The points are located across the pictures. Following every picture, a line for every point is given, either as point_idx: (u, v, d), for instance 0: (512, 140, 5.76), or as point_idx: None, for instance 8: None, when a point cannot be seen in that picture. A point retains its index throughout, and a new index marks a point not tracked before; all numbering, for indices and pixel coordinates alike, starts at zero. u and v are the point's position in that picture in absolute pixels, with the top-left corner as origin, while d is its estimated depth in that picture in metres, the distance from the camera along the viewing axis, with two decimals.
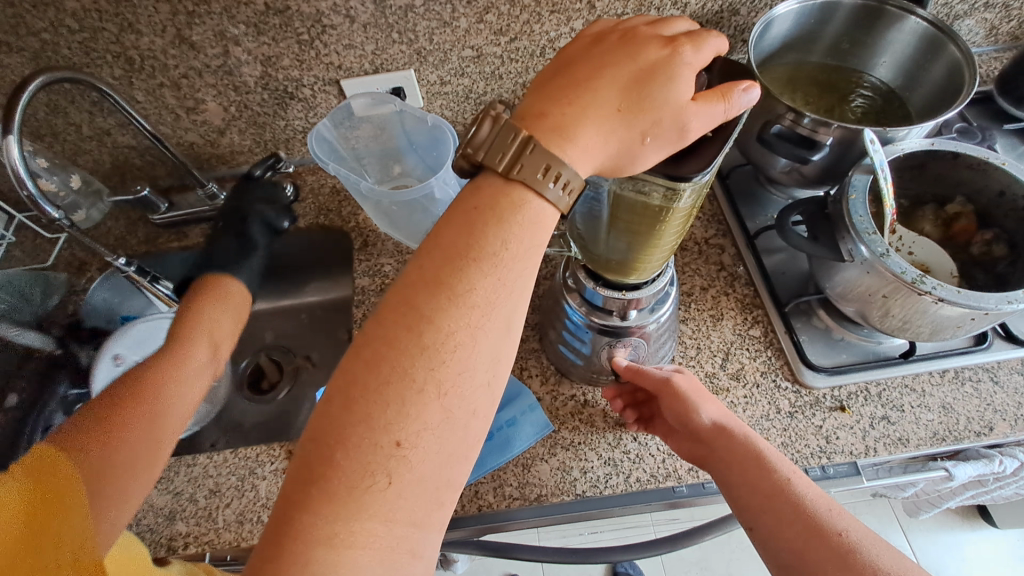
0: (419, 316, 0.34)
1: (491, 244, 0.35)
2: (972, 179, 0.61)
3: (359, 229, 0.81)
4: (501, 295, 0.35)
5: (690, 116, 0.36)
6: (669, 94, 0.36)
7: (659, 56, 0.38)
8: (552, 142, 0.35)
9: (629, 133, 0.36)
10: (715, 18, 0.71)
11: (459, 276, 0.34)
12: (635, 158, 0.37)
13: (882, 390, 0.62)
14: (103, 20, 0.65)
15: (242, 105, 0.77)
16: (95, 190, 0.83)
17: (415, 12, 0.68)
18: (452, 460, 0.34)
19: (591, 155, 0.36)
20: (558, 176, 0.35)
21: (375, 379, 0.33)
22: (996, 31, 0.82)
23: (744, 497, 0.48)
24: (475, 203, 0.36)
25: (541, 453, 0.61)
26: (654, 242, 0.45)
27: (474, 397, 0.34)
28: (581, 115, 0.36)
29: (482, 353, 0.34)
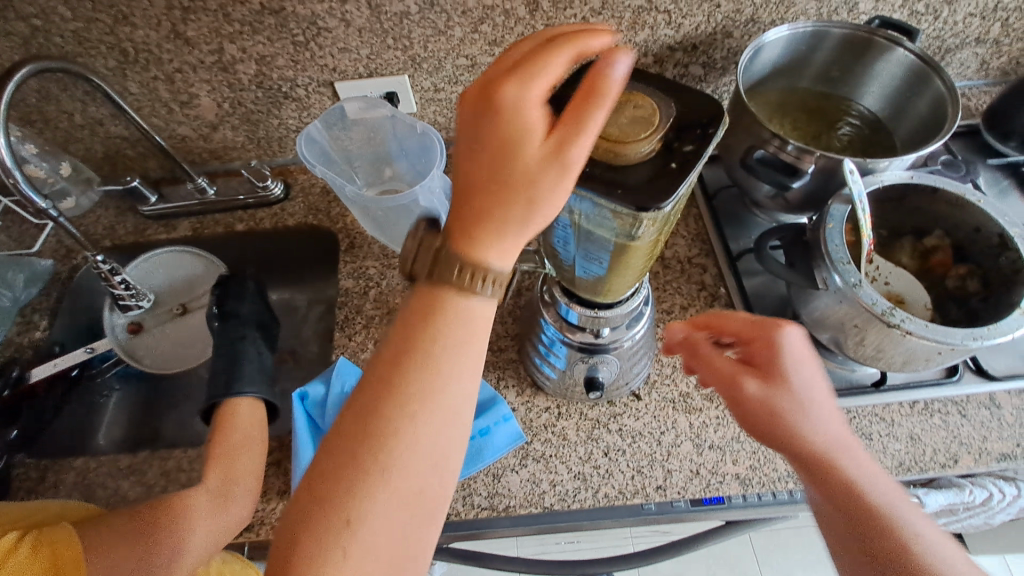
0: (369, 408, 0.35)
1: (432, 337, 0.36)
2: (949, 214, 0.62)
3: (347, 230, 0.81)
4: (448, 382, 0.36)
5: (569, 154, 0.33)
6: (540, 142, 0.33)
7: (527, 85, 0.33)
8: (462, 245, 0.35)
9: (520, 199, 0.34)
10: (709, 38, 0.75)
11: (404, 368, 0.35)
12: (542, 218, 0.35)
13: (852, 418, 0.62)
14: (97, 11, 0.66)
15: (236, 101, 0.78)
16: (86, 178, 0.85)
17: (410, 19, 0.69)
18: (424, 525, 0.35)
19: (506, 238, 0.35)
20: (482, 275, 0.35)
21: (339, 466, 0.34)
22: (987, 66, 0.83)
23: (828, 486, 0.45)
24: (417, 300, 0.37)
25: (512, 463, 0.61)
26: (625, 263, 0.44)
27: (428, 475, 0.35)
28: (473, 211, 0.34)
29: (431, 437, 0.35)
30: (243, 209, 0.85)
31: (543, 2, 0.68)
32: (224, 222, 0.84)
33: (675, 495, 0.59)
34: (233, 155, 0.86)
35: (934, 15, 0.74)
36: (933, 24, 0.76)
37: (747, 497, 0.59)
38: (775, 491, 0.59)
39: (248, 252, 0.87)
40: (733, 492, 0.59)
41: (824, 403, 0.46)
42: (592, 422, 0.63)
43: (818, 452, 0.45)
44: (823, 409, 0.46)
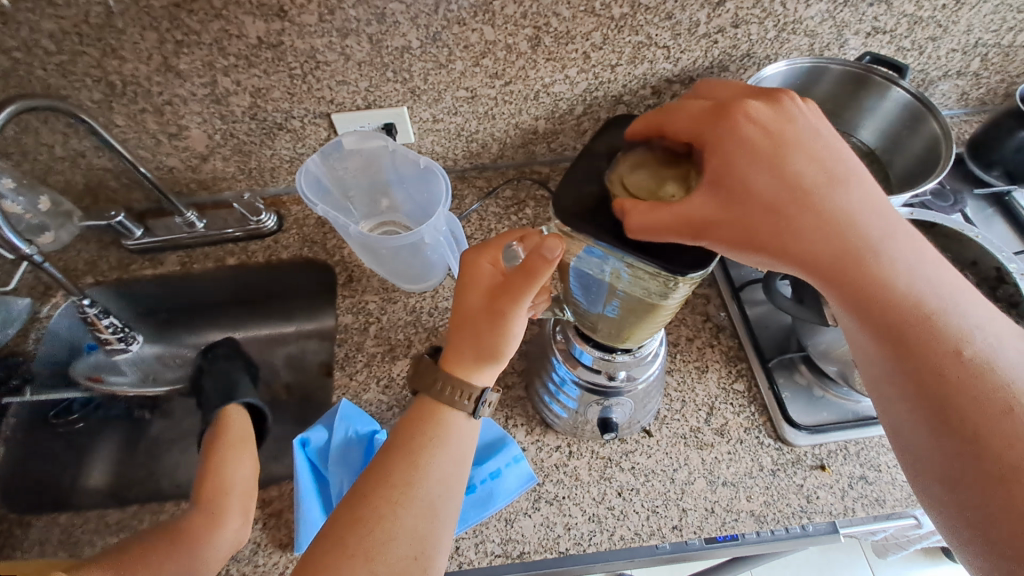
0: (392, 448, 0.50)
1: (439, 406, 0.51)
2: (947, 247, 0.64)
3: (345, 263, 0.79)
4: (448, 442, 0.50)
5: (520, 308, 0.47)
6: (507, 305, 0.47)
7: (479, 260, 0.49)
8: (453, 360, 0.51)
9: (485, 340, 0.49)
10: (705, 72, 0.75)
11: (417, 427, 0.50)
12: (501, 348, 0.50)
13: (860, 449, 0.63)
14: (83, 44, 0.63)
15: (228, 133, 0.75)
16: (65, 211, 0.80)
17: (411, 53, 0.68)
18: (432, 540, 0.47)
19: (474, 362, 0.50)
20: (470, 394, 0.51)
21: (375, 495, 0.47)
22: (966, 96, 0.87)
23: (844, 251, 0.40)
24: (420, 407, 0.52)
25: (525, 507, 0.60)
26: (649, 319, 0.46)
27: (435, 503, 0.48)
28: (461, 342, 0.50)
29: (434, 476, 0.49)
30: (234, 243, 0.82)
31: (545, 37, 0.68)
32: (214, 255, 0.81)
33: (690, 534, 0.59)
34: (222, 186, 0.83)
35: (919, 50, 0.77)
36: (918, 58, 0.78)
37: (761, 533, 0.59)
38: (788, 526, 0.59)
39: (238, 286, 0.84)
40: (748, 529, 0.59)
41: (806, 142, 0.42)
42: (604, 461, 0.62)
43: (829, 250, 0.40)
44: (823, 178, 0.41)
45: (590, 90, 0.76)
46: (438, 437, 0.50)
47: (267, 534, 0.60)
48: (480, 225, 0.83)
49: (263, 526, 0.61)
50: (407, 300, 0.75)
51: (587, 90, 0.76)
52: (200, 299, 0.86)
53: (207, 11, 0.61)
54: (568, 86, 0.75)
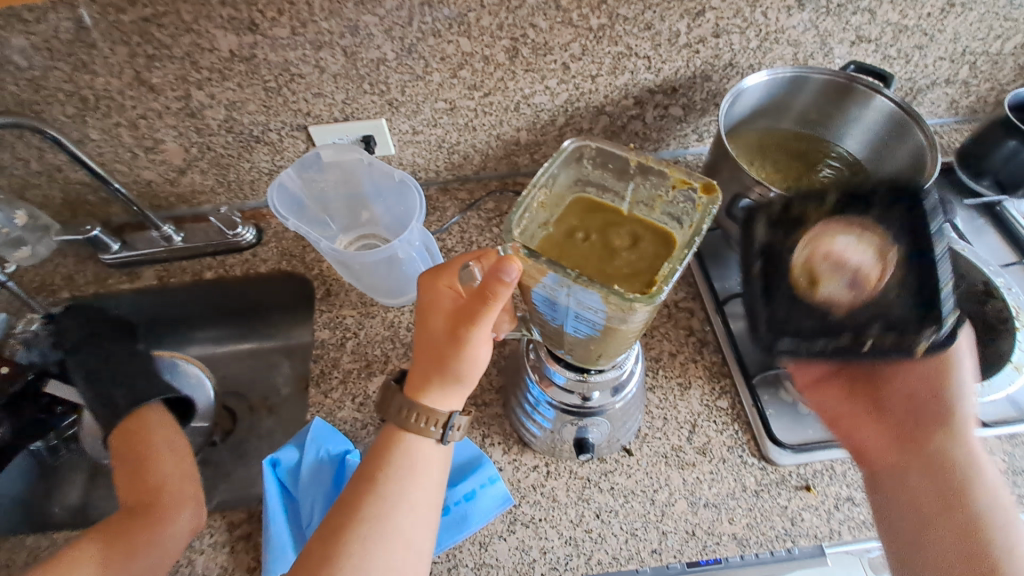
0: (359, 482, 0.49)
1: (405, 436, 0.49)
2: None
3: (323, 277, 0.78)
4: (416, 471, 0.49)
5: (481, 330, 0.45)
6: (467, 328, 0.45)
7: (436, 285, 0.48)
8: (416, 386, 0.49)
9: (449, 363, 0.48)
10: (688, 82, 0.74)
11: (384, 460, 0.49)
12: (466, 371, 0.48)
13: (847, 469, 0.61)
14: (54, 59, 0.62)
15: (205, 146, 0.74)
16: (43, 225, 0.79)
17: (387, 65, 0.67)
18: (409, 571, 0.47)
19: (440, 387, 0.49)
20: (437, 420, 0.49)
21: (344, 533, 0.46)
22: (956, 104, 0.85)
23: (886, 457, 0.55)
24: (386, 439, 0.50)
25: (500, 530, 0.58)
26: (615, 338, 0.43)
27: (410, 535, 0.47)
28: (424, 366, 0.49)
29: (406, 509, 0.48)
30: (212, 256, 0.81)
31: (523, 48, 0.67)
32: (191, 269, 0.80)
33: (671, 558, 0.57)
34: (202, 199, 0.82)
35: (906, 59, 0.76)
36: (905, 67, 0.77)
37: (745, 557, 0.57)
38: (773, 550, 0.57)
39: (217, 300, 0.83)
40: (730, 553, 0.57)
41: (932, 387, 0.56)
42: (582, 481, 0.61)
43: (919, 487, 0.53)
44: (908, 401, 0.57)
45: (571, 101, 0.75)
46: (406, 466, 0.49)
47: (234, 559, 0.58)
48: (461, 237, 0.82)
49: (230, 550, 0.59)
50: (385, 315, 0.74)
51: (568, 101, 0.75)
52: (179, 313, 0.84)
53: (178, 25, 0.60)
54: (548, 97, 0.74)
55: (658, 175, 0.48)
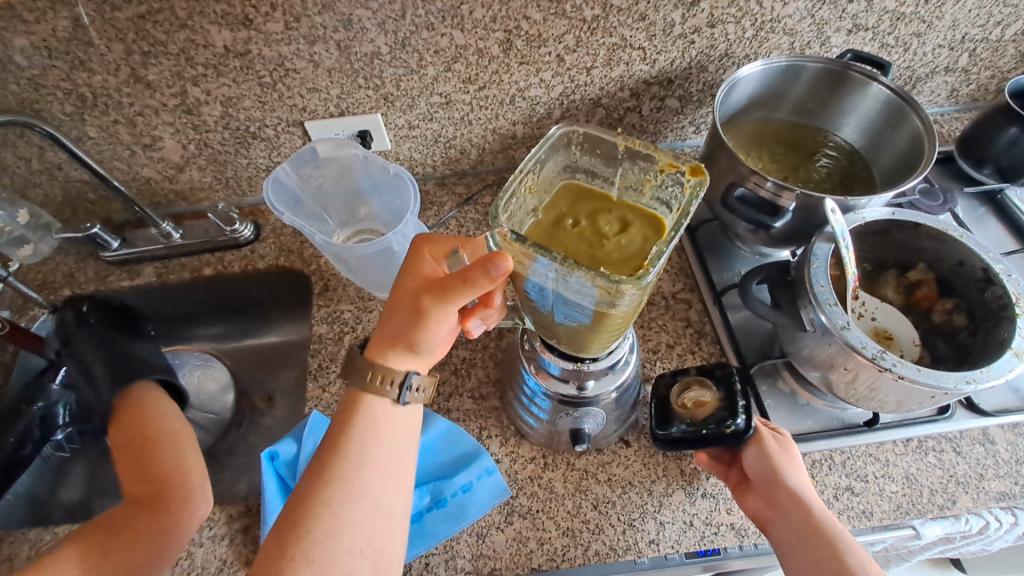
0: (326, 450, 0.48)
1: (372, 404, 0.49)
2: (932, 248, 0.62)
3: (321, 272, 0.78)
4: (384, 437, 0.49)
5: (449, 309, 0.46)
6: (436, 302, 0.45)
7: (421, 256, 0.49)
8: (378, 350, 0.49)
9: (410, 334, 0.48)
10: (684, 73, 0.74)
11: (349, 427, 0.48)
12: (421, 345, 0.48)
13: (847, 458, 0.61)
14: (52, 57, 0.63)
15: (202, 142, 0.75)
16: (45, 224, 0.80)
17: (381, 59, 0.67)
18: (382, 536, 0.48)
19: (398, 357, 0.49)
20: (396, 386, 0.49)
21: (313, 500, 0.46)
22: (956, 93, 0.85)
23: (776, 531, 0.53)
24: (349, 405, 0.49)
25: (497, 521, 0.58)
26: (604, 325, 0.43)
27: (380, 500, 0.48)
28: (389, 332, 0.49)
29: (375, 475, 0.48)
30: (211, 253, 0.81)
31: (517, 40, 0.67)
32: (190, 266, 0.80)
33: (668, 549, 0.56)
34: (200, 196, 0.83)
35: (904, 47, 0.75)
36: (903, 55, 0.77)
37: (744, 548, 0.57)
38: None
39: (217, 297, 0.83)
40: (728, 543, 0.57)
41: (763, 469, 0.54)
42: (579, 473, 0.60)
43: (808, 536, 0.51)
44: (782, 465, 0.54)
45: (567, 93, 0.75)
46: (367, 427, 0.49)
47: (233, 551, 0.59)
48: (458, 231, 0.81)
49: (229, 542, 0.59)
50: (383, 309, 0.74)
51: (563, 94, 0.74)
52: (179, 310, 0.85)
53: (172, 21, 0.61)
54: (544, 90, 0.74)
55: (645, 160, 0.48)
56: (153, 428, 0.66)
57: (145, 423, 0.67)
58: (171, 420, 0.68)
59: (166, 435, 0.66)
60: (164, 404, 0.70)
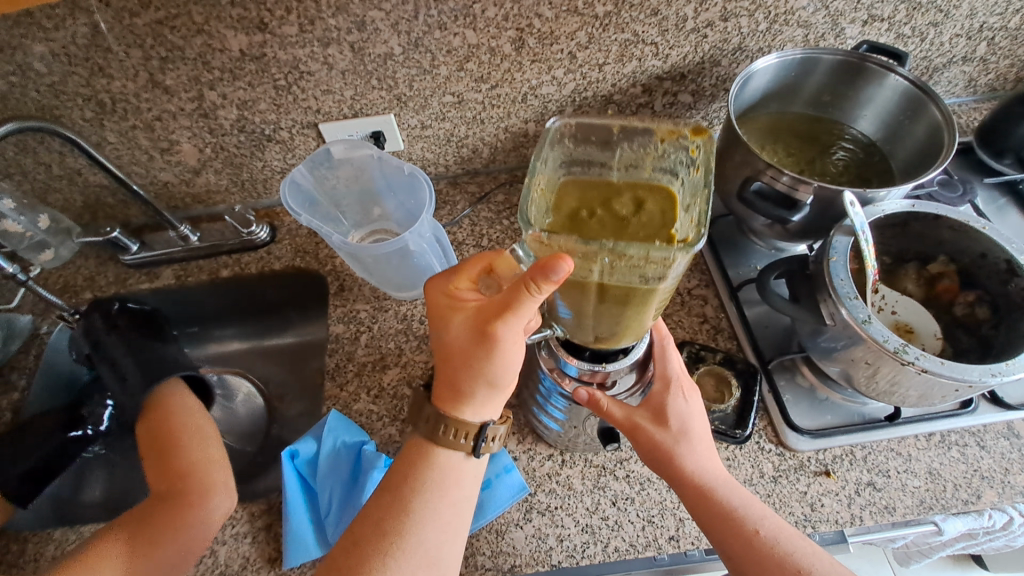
0: (386, 496, 0.49)
1: (439, 455, 0.50)
2: (953, 239, 0.61)
3: (336, 273, 0.79)
4: (448, 488, 0.49)
5: (511, 329, 0.45)
6: (498, 330, 0.45)
7: (453, 295, 0.49)
8: (449, 401, 0.49)
9: (480, 370, 0.47)
10: (697, 68, 0.74)
11: (413, 476, 0.49)
12: (499, 376, 0.48)
13: (867, 454, 0.60)
14: (73, 64, 0.64)
15: (219, 146, 0.76)
16: (65, 229, 0.82)
17: (394, 60, 0.68)
18: None
19: (473, 395, 0.49)
20: (468, 432, 0.49)
21: (369, 547, 0.47)
22: (974, 83, 0.83)
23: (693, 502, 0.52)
24: (413, 454, 0.50)
25: (516, 518, 0.58)
26: (647, 306, 0.43)
27: (433, 554, 0.48)
28: (456, 378, 0.49)
29: (432, 526, 0.48)
30: (227, 255, 0.82)
31: (529, 38, 0.67)
32: (208, 268, 0.81)
33: (688, 545, 0.56)
34: (216, 200, 0.84)
35: (921, 37, 0.74)
36: (919, 46, 0.76)
37: None
38: None
39: (234, 299, 0.84)
40: None
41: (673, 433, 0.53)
42: (598, 469, 0.61)
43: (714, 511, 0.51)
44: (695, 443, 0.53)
45: (579, 90, 0.75)
46: (436, 481, 0.49)
47: (256, 549, 0.60)
48: (472, 230, 0.82)
49: (252, 540, 0.60)
50: (398, 308, 0.75)
51: (575, 91, 0.74)
52: (198, 311, 0.86)
53: (190, 26, 0.62)
54: (556, 87, 0.74)
55: (642, 135, 0.50)
56: (178, 423, 0.69)
57: (170, 415, 0.69)
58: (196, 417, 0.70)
59: (190, 430, 0.68)
60: (188, 400, 0.72)
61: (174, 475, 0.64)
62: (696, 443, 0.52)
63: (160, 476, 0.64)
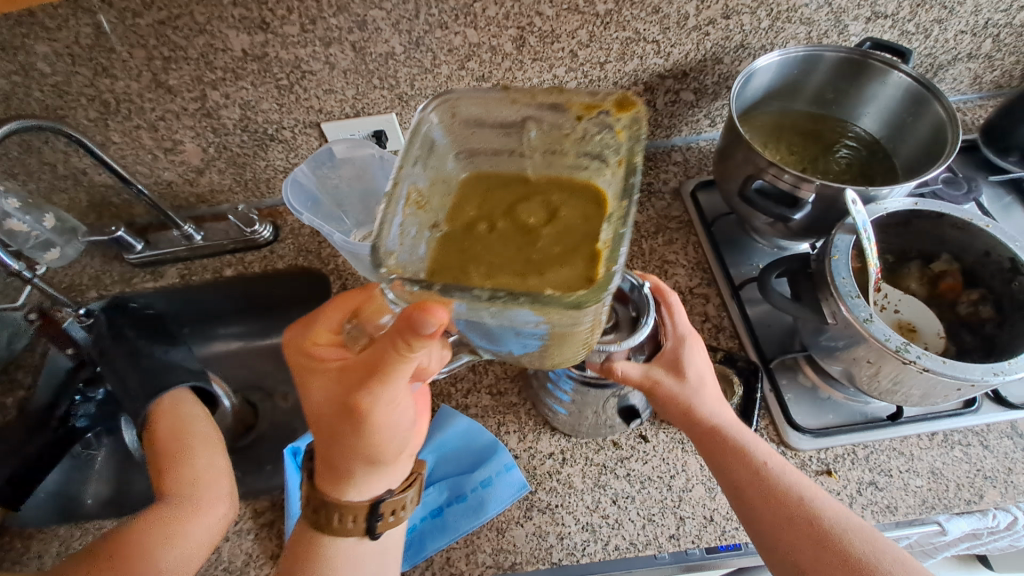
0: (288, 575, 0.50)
1: (333, 537, 0.51)
2: (957, 238, 0.60)
3: (339, 272, 0.79)
4: (346, 565, 0.51)
5: (382, 392, 0.45)
6: (368, 394, 0.45)
7: (323, 362, 0.50)
8: (336, 471, 0.51)
9: (357, 437, 0.48)
10: (699, 66, 0.74)
11: (311, 557, 0.50)
12: (377, 443, 0.49)
13: (870, 453, 0.60)
14: (76, 64, 0.64)
15: (221, 146, 0.76)
16: (71, 228, 0.82)
17: (396, 59, 0.68)
18: None
19: (357, 464, 0.50)
20: (357, 514, 0.51)
21: None
22: (980, 80, 0.83)
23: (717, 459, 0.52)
24: (307, 534, 0.52)
25: (517, 516, 0.58)
26: (567, 338, 0.40)
27: None
28: (335, 446, 0.49)
29: None
30: (231, 254, 0.82)
31: (530, 37, 0.67)
32: (211, 267, 0.82)
33: (689, 544, 0.56)
34: (220, 199, 0.84)
35: (925, 33, 0.74)
36: (924, 42, 0.75)
37: None
38: None
39: (238, 298, 0.85)
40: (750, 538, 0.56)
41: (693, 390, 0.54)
42: (598, 468, 0.61)
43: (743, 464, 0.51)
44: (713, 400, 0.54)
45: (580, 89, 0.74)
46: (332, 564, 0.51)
47: (259, 545, 0.60)
48: None
49: (255, 537, 0.61)
50: None
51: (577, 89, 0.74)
52: (203, 310, 0.87)
53: (192, 26, 0.62)
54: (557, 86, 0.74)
55: (553, 115, 0.47)
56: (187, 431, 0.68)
57: (181, 426, 0.68)
58: (203, 429, 0.69)
59: (197, 442, 0.67)
60: (196, 412, 0.71)
61: (178, 484, 0.62)
62: (705, 389, 0.54)
63: (163, 484, 0.63)
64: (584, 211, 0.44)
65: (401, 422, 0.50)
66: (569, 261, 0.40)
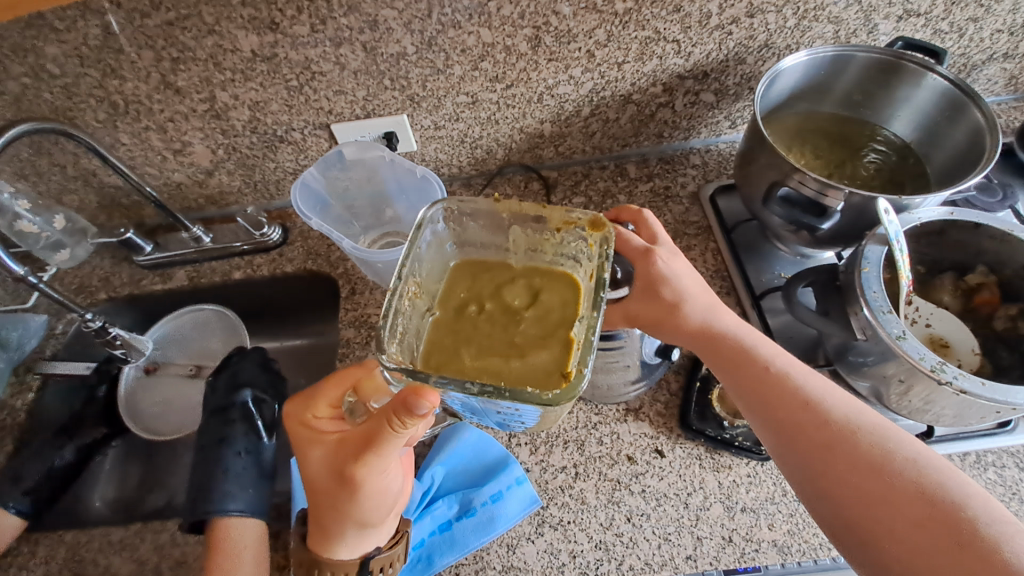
0: None
1: None
2: (993, 249, 0.57)
3: (348, 276, 0.78)
4: None
5: (375, 464, 0.45)
6: (361, 466, 0.45)
7: (317, 428, 0.50)
8: (326, 534, 0.50)
9: (349, 505, 0.47)
10: (720, 66, 0.71)
11: None
12: (370, 510, 0.48)
13: None
14: (85, 66, 0.63)
15: (231, 147, 0.75)
16: (81, 228, 0.82)
17: (407, 59, 0.66)
18: None
19: (346, 529, 0.49)
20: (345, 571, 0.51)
21: None
22: (1016, 80, 0.79)
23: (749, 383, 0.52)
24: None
25: (528, 532, 0.57)
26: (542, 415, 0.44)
27: None
28: (327, 512, 0.49)
29: None
30: (240, 256, 0.81)
31: (545, 37, 0.65)
32: (220, 270, 0.81)
33: (706, 565, 0.54)
34: (229, 200, 0.83)
35: (960, 33, 0.70)
36: (958, 42, 0.72)
37: (787, 565, 0.54)
38: (817, 557, 0.54)
39: (246, 300, 0.84)
40: (771, 560, 0.54)
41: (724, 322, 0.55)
42: (612, 483, 0.59)
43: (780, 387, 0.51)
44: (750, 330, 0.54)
45: (596, 90, 0.72)
46: None
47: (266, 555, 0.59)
48: None
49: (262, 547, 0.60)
50: None
51: (593, 91, 0.72)
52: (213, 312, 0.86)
53: (201, 27, 0.61)
54: (573, 87, 0.71)
55: (537, 223, 0.50)
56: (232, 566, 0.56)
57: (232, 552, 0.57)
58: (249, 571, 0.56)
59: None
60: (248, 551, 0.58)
61: None
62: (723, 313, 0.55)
63: None
64: (564, 298, 0.49)
65: (393, 489, 0.49)
66: (548, 344, 0.45)
